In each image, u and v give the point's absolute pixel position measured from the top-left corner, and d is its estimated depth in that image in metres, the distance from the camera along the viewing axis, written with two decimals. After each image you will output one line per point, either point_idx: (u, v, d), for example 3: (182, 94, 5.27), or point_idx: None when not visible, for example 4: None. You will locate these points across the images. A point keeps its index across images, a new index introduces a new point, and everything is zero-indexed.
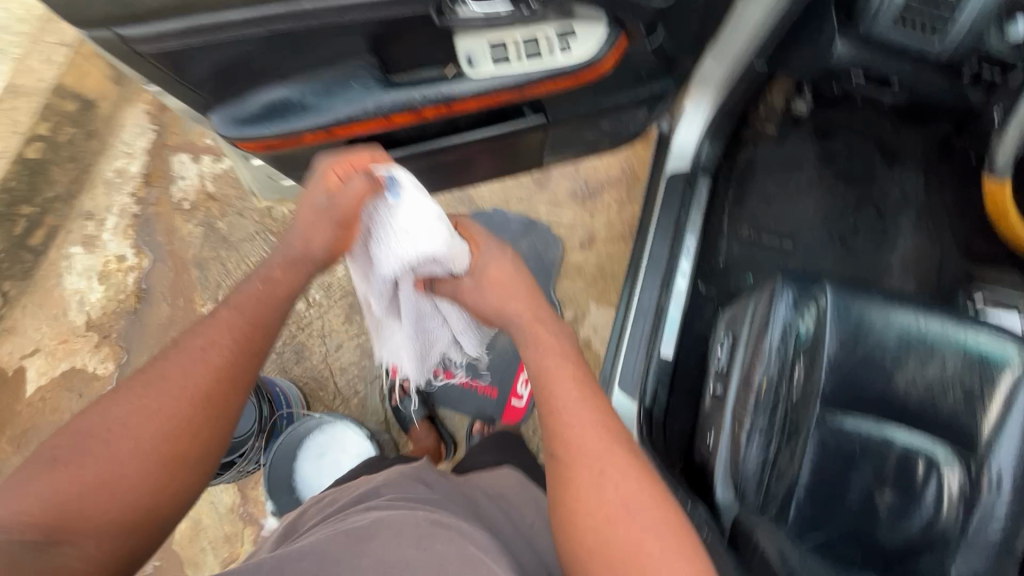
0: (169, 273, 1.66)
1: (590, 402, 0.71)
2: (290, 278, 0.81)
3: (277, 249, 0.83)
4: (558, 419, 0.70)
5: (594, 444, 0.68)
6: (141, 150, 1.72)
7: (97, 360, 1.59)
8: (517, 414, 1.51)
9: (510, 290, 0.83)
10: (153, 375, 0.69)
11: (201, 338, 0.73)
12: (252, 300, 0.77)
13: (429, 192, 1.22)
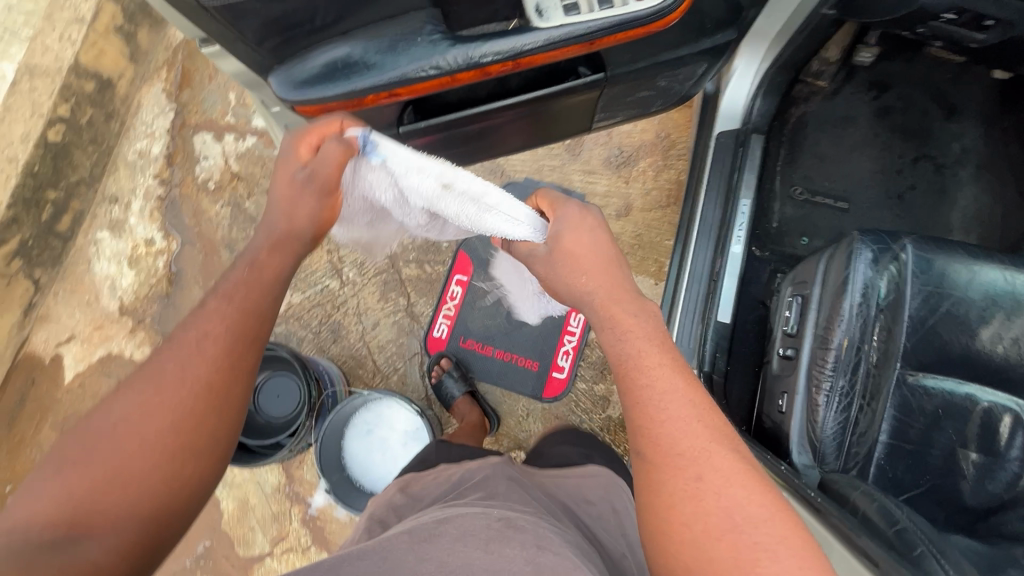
0: (199, 255, 1.64)
1: (682, 395, 0.68)
2: (277, 260, 0.77)
3: (260, 231, 0.79)
4: (647, 411, 0.67)
5: (689, 441, 0.65)
6: (162, 130, 1.68)
7: (133, 345, 1.58)
8: (559, 387, 1.50)
9: (584, 261, 0.80)
10: (151, 370, 0.67)
11: (195, 328, 0.70)
12: (240, 286, 0.73)
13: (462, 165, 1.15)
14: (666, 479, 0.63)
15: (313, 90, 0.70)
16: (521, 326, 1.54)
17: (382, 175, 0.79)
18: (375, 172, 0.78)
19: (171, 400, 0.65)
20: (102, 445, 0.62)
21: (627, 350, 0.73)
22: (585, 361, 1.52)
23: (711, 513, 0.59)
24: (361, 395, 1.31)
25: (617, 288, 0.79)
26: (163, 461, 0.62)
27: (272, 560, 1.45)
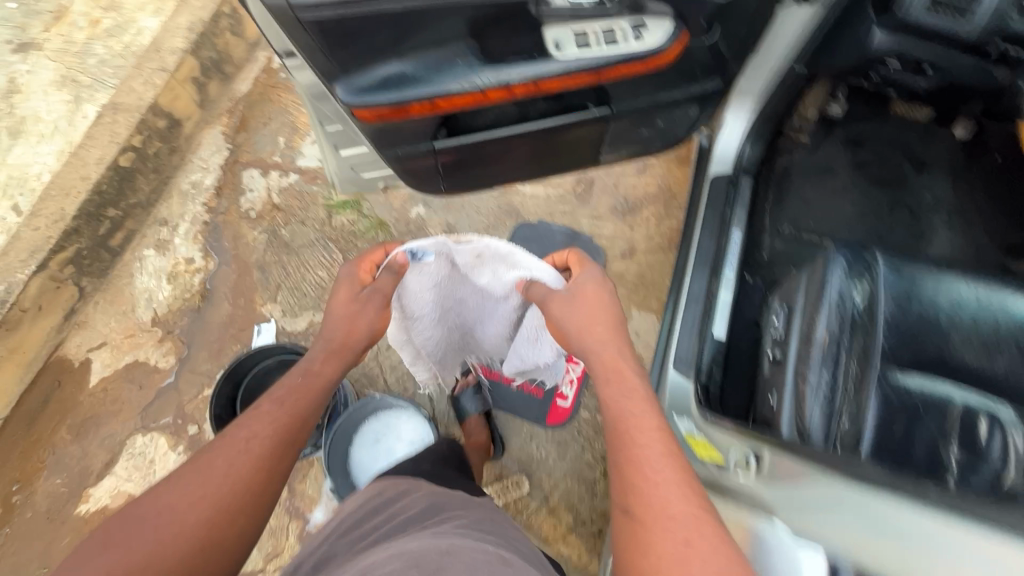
0: (233, 275, 1.76)
1: (673, 462, 0.74)
2: (329, 368, 0.98)
3: (315, 347, 1.01)
4: (639, 468, 0.73)
5: (680, 503, 0.69)
6: (216, 165, 1.88)
7: (160, 354, 1.66)
8: (563, 413, 1.54)
9: (596, 311, 0.95)
10: (199, 464, 0.78)
11: (242, 423, 0.84)
12: (293, 394, 0.91)
13: (473, 191, 1.26)
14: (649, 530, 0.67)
15: (371, 97, 0.86)
16: None
17: (433, 267, 1.05)
18: (427, 264, 1.04)
19: (219, 482, 0.76)
20: (152, 520, 0.71)
21: (626, 410, 0.81)
22: (589, 390, 1.57)
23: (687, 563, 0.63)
24: (371, 402, 1.35)
25: (620, 353, 0.91)
26: (209, 533, 0.73)
27: None
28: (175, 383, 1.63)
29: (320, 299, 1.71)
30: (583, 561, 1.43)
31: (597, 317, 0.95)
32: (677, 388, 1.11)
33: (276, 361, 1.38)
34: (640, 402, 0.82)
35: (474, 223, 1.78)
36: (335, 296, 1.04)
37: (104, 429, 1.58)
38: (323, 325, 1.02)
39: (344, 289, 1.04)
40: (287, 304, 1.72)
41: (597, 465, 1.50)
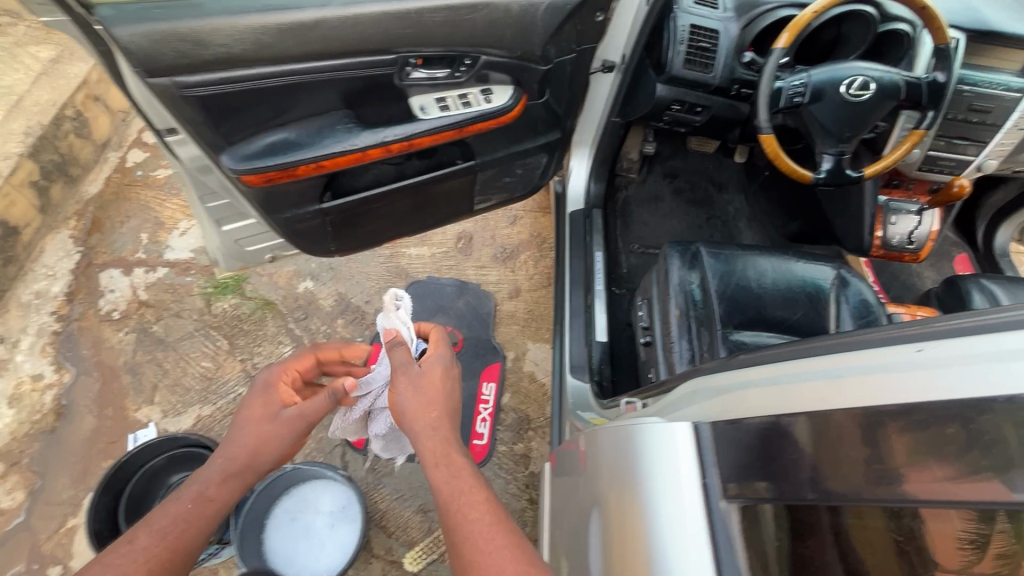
0: (96, 384, 1.57)
1: (500, 528, 0.73)
2: (224, 493, 0.86)
3: (211, 461, 0.88)
4: (471, 547, 0.71)
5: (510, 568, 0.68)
6: (66, 270, 1.73)
7: (3, 492, 1.41)
8: (481, 452, 1.58)
9: (435, 393, 0.93)
10: None
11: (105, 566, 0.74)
12: (176, 524, 0.80)
13: (367, 249, 1.36)
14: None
15: (258, 163, 0.93)
16: None
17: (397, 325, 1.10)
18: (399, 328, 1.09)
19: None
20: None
21: (459, 488, 0.78)
22: (502, 424, 1.64)
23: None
24: (306, 470, 1.31)
25: (451, 436, 0.86)
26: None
27: None
28: (27, 521, 1.38)
29: (206, 392, 1.60)
30: None
31: (438, 406, 0.91)
32: (577, 390, 1.27)
33: (169, 458, 1.27)
34: (468, 478, 0.79)
35: (366, 288, 1.82)
36: (248, 409, 0.92)
37: None
38: (228, 436, 0.90)
39: (255, 399, 0.93)
40: (168, 402, 1.57)
41: (521, 494, 1.55)
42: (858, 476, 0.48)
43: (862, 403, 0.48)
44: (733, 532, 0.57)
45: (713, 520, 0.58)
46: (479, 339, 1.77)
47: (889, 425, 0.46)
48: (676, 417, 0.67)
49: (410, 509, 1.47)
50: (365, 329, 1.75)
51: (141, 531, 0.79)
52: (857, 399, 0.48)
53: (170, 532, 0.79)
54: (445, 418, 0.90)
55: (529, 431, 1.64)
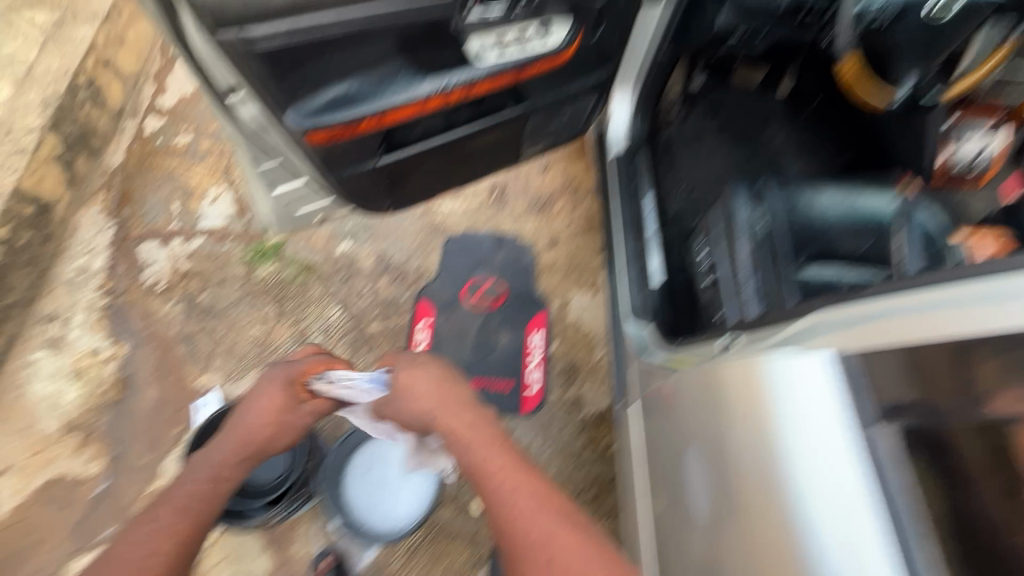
0: (154, 355, 1.60)
1: (528, 485, 0.87)
2: (238, 468, 1.00)
3: (226, 436, 1.02)
4: (517, 503, 0.85)
5: (540, 526, 0.82)
6: (103, 245, 1.72)
7: (83, 461, 1.46)
8: (535, 399, 1.61)
9: (445, 395, 0.98)
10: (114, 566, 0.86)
11: (132, 543, 0.88)
12: (202, 497, 0.95)
13: (416, 202, 1.35)
14: (525, 560, 0.81)
15: (324, 119, 0.91)
16: (488, 353, 1.67)
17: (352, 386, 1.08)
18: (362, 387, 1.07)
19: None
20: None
21: (494, 462, 0.89)
22: (552, 372, 1.67)
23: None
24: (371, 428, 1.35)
25: (460, 410, 0.96)
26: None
27: None
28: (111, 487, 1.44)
29: (262, 358, 1.62)
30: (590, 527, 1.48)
31: (440, 396, 0.97)
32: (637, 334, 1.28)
33: None
34: (496, 448, 0.90)
35: (405, 247, 1.81)
36: (264, 400, 1.03)
37: (31, 565, 1.35)
38: (237, 421, 1.03)
39: (263, 396, 1.04)
40: (226, 369, 1.60)
41: (578, 436, 1.59)
42: (953, 392, 0.63)
43: (973, 334, 0.60)
44: (883, 450, 0.65)
45: (860, 448, 0.66)
46: (523, 291, 1.77)
47: (979, 351, 0.60)
48: (808, 349, 0.73)
49: None
50: (409, 287, 1.76)
51: (163, 507, 0.93)
52: (963, 329, 0.61)
53: (190, 510, 0.93)
54: (444, 404, 0.96)
55: (579, 377, 1.66)
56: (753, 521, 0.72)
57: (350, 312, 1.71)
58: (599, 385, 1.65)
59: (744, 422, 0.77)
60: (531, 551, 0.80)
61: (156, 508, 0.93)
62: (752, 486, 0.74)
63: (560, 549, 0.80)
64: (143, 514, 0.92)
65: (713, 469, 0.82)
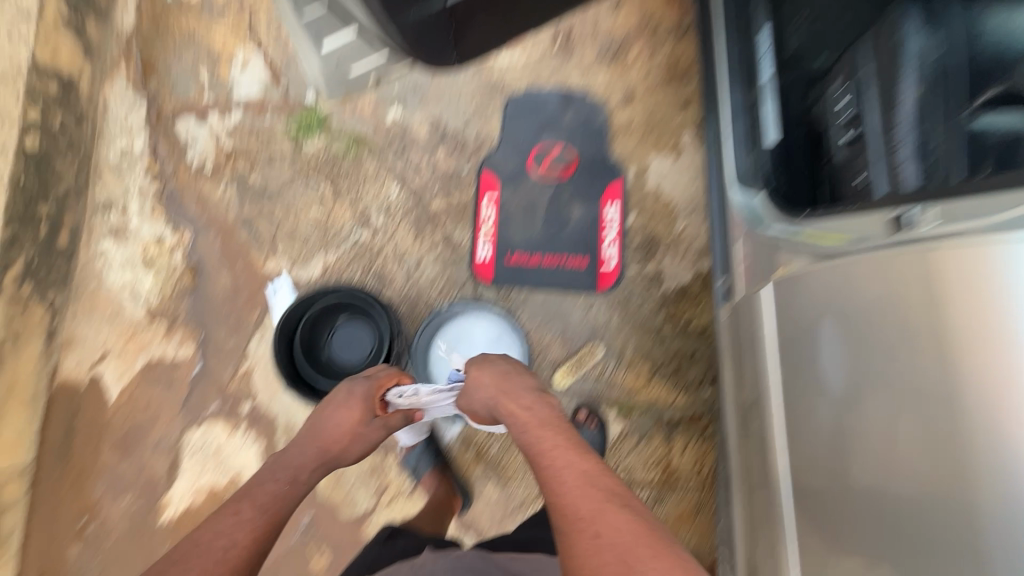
0: (218, 241, 1.55)
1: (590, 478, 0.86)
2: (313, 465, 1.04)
3: (301, 438, 1.08)
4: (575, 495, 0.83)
5: (587, 503, 0.81)
6: (140, 124, 1.59)
7: (175, 346, 1.50)
8: (612, 276, 1.52)
9: (506, 382, 1.09)
10: (190, 550, 0.82)
11: (215, 533, 0.85)
12: (276, 486, 0.96)
13: None
14: (573, 537, 0.79)
15: None
16: (560, 229, 1.55)
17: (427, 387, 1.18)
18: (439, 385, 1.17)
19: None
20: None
21: (556, 453, 0.91)
22: (631, 247, 1.54)
23: (609, 563, 0.74)
24: (458, 306, 1.40)
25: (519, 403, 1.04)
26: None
27: (380, 513, 1.41)
28: (206, 368, 1.49)
29: (325, 241, 1.55)
30: (671, 398, 1.46)
31: (502, 384, 1.09)
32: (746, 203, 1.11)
33: (326, 306, 1.29)
34: (555, 439, 0.94)
35: (461, 111, 1.60)
36: (339, 405, 1.11)
37: (150, 437, 1.45)
38: (316, 419, 1.10)
39: (342, 397, 1.14)
40: (292, 253, 1.55)
41: (658, 312, 1.50)
42: None
43: None
44: None
45: None
46: (595, 157, 1.58)
47: None
48: None
49: (550, 333, 1.49)
50: (469, 159, 1.59)
51: (244, 502, 0.91)
52: None
53: (269, 507, 0.91)
54: (510, 393, 1.07)
55: (660, 250, 1.53)
56: (966, 403, 0.70)
57: (410, 188, 1.57)
58: (682, 258, 1.52)
59: (937, 297, 0.74)
60: (577, 525, 0.79)
61: (239, 502, 0.92)
62: (931, 357, 0.74)
63: (611, 527, 0.78)
64: (220, 511, 0.89)
65: (862, 344, 0.82)
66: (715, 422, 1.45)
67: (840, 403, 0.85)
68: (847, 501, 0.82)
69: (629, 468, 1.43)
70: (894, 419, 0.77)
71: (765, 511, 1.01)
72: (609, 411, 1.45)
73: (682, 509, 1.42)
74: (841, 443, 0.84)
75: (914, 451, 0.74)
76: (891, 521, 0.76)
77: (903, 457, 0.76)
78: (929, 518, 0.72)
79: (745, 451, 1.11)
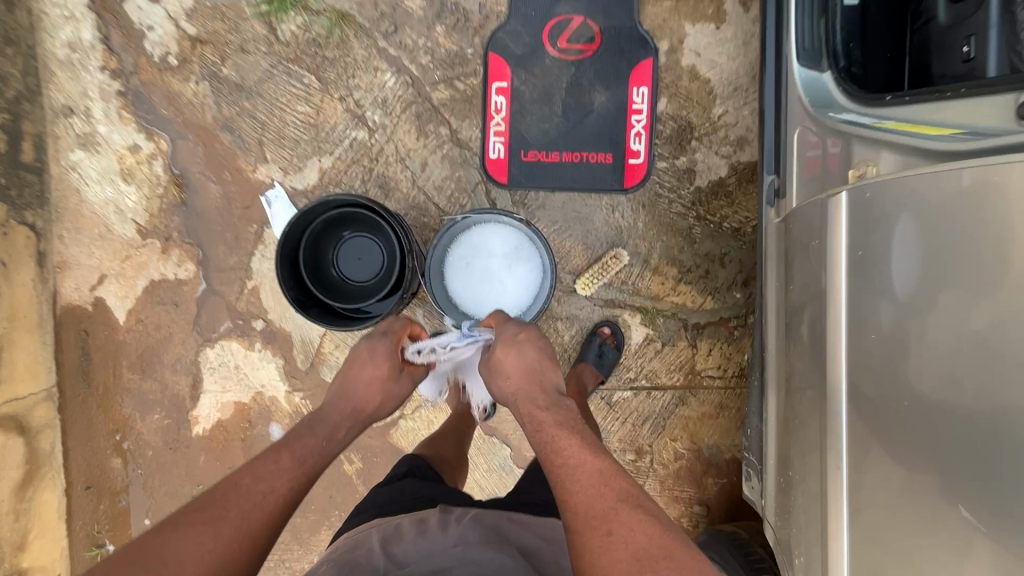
0: (199, 147, 1.39)
1: (597, 476, 0.89)
2: (345, 423, 1.05)
3: (336, 387, 1.09)
4: (584, 492, 0.86)
5: (599, 501, 0.85)
6: (83, 7, 1.34)
7: (174, 265, 1.41)
8: (639, 172, 1.36)
9: (521, 377, 1.07)
10: (230, 492, 0.86)
11: (256, 478, 0.88)
12: (312, 442, 0.98)
13: None
14: (584, 533, 0.82)
15: None
16: (581, 119, 1.36)
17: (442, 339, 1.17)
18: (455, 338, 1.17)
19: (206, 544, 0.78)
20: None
21: (567, 448, 0.93)
22: (661, 137, 1.37)
23: (625, 564, 0.77)
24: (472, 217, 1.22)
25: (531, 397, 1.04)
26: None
27: (406, 421, 1.44)
28: (211, 287, 1.41)
29: (318, 143, 1.38)
30: (698, 303, 1.39)
31: (522, 383, 1.06)
32: (809, 86, 0.93)
33: (326, 220, 1.17)
34: (566, 434, 0.96)
35: None
36: (373, 358, 1.09)
37: (166, 357, 1.43)
38: (347, 376, 1.08)
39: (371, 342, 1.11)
40: (283, 159, 1.39)
41: (688, 212, 1.38)
42: None
43: None
44: None
45: None
46: (622, 29, 1.34)
47: None
48: None
49: (571, 239, 1.38)
50: (473, 37, 1.36)
51: (284, 452, 0.95)
52: None
53: (307, 460, 0.95)
54: (528, 396, 1.05)
55: (692, 142, 1.36)
56: None
57: (407, 76, 1.36)
58: (717, 151, 1.36)
59: None
60: (591, 523, 0.82)
61: (278, 451, 0.95)
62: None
63: (626, 530, 0.81)
64: (259, 458, 0.92)
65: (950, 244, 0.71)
66: (742, 324, 1.40)
67: (899, 308, 0.75)
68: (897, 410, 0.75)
69: (651, 373, 1.41)
70: (965, 325, 0.70)
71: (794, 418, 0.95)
72: (633, 318, 1.40)
73: (704, 409, 1.43)
74: (896, 348, 0.75)
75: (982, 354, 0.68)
76: (942, 427, 0.71)
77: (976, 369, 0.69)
78: (1001, 423, 0.67)
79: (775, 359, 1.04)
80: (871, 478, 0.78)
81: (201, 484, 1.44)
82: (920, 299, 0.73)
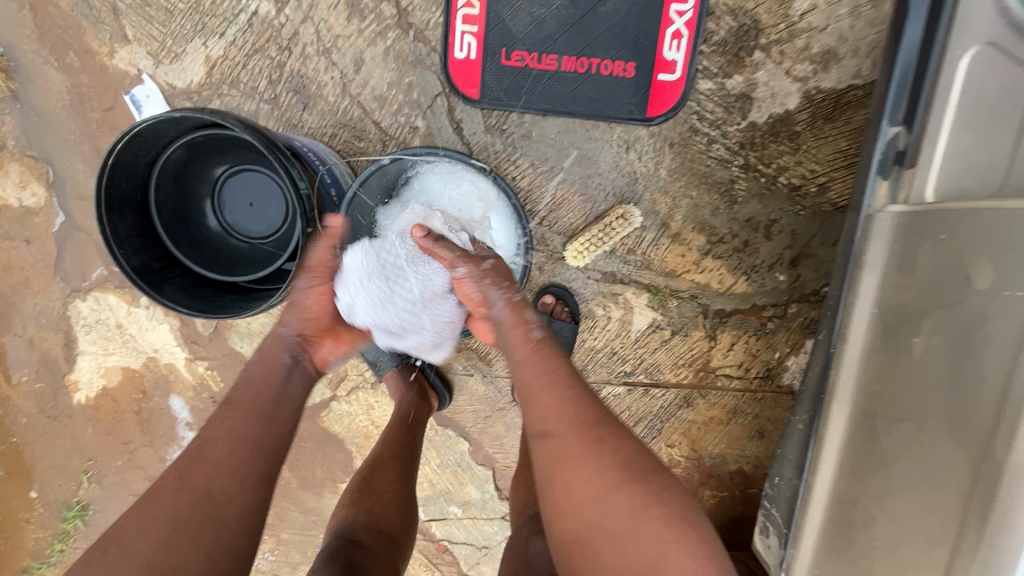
0: (28, 18, 0.97)
1: (579, 427, 0.65)
2: (267, 365, 0.74)
3: (247, 370, 0.73)
4: (544, 430, 0.66)
5: (562, 424, 0.65)
6: None
7: (16, 186, 1.03)
8: (671, 96, 0.95)
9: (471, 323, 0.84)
10: (182, 471, 0.63)
11: (200, 456, 0.64)
12: (258, 380, 0.72)
13: None
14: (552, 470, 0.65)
15: None
16: (594, 7, 0.93)
17: (372, 286, 0.80)
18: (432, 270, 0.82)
19: (227, 485, 0.63)
20: (133, 566, 0.56)
21: (550, 417, 0.66)
22: (702, 41, 0.94)
23: (598, 494, 0.61)
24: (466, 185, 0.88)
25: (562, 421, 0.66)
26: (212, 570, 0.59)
27: (340, 404, 1.15)
28: (70, 220, 1.05)
29: (200, 17, 0.95)
30: (726, 284, 1.04)
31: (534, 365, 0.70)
32: (919, 47, 0.73)
33: (197, 145, 0.78)
34: (560, 424, 0.65)
35: None
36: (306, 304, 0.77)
37: (25, 307, 1.09)
38: (260, 359, 0.74)
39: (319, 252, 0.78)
40: (151, 39, 0.96)
41: (732, 160, 0.98)
42: None
43: None
44: None
45: None
46: None
47: None
48: None
49: (565, 186, 0.99)
50: None
51: (227, 416, 0.68)
52: None
53: (253, 426, 0.67)
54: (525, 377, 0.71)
55: (753, 53, 0.94)
56: (989, 335, 0.56)
57: None
58: (789, 69, 0.94)
59: (979, 212, 0.59)
60: (548, 458, 0.65)
61: (226, 414, 0.68)
62: (942, 297, 0.62)
63: (593, 461, 0.63)
64: (239, 377, 0.73)
65: (904, 260, 0.68)
66: (779, 316, 1.06)
67: (890, 351, 0.68)
68: (893, 461, 0.65)
69: (652, 367, 1.09)
70: (911, 347, 0.65)
71: (881, 472, 0.66)
72: (637, 298, 1.05)
73: (712, 414, 1.12)
74: (883, 389, 0.68)
75: (947, 414, 0.59)
76: (890, 465, 0.65)
77: (936, 461, 0.59)
78: (988, 478, 0.53)
79: (847, 382, 0.73)
80: (883, 521, 0.65)
81: (91, 461, 1.17)
82: (913, 315, 0.65)
